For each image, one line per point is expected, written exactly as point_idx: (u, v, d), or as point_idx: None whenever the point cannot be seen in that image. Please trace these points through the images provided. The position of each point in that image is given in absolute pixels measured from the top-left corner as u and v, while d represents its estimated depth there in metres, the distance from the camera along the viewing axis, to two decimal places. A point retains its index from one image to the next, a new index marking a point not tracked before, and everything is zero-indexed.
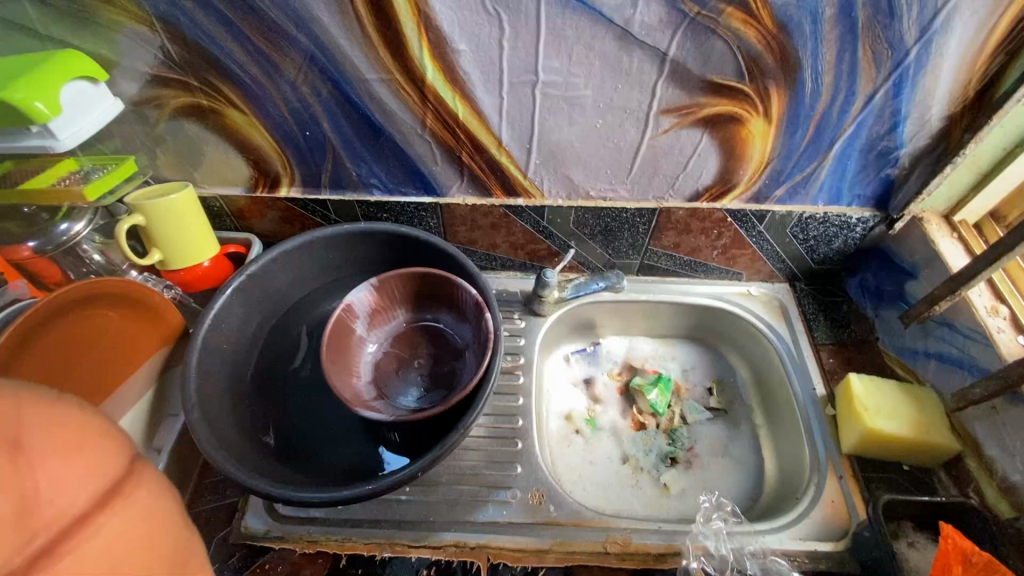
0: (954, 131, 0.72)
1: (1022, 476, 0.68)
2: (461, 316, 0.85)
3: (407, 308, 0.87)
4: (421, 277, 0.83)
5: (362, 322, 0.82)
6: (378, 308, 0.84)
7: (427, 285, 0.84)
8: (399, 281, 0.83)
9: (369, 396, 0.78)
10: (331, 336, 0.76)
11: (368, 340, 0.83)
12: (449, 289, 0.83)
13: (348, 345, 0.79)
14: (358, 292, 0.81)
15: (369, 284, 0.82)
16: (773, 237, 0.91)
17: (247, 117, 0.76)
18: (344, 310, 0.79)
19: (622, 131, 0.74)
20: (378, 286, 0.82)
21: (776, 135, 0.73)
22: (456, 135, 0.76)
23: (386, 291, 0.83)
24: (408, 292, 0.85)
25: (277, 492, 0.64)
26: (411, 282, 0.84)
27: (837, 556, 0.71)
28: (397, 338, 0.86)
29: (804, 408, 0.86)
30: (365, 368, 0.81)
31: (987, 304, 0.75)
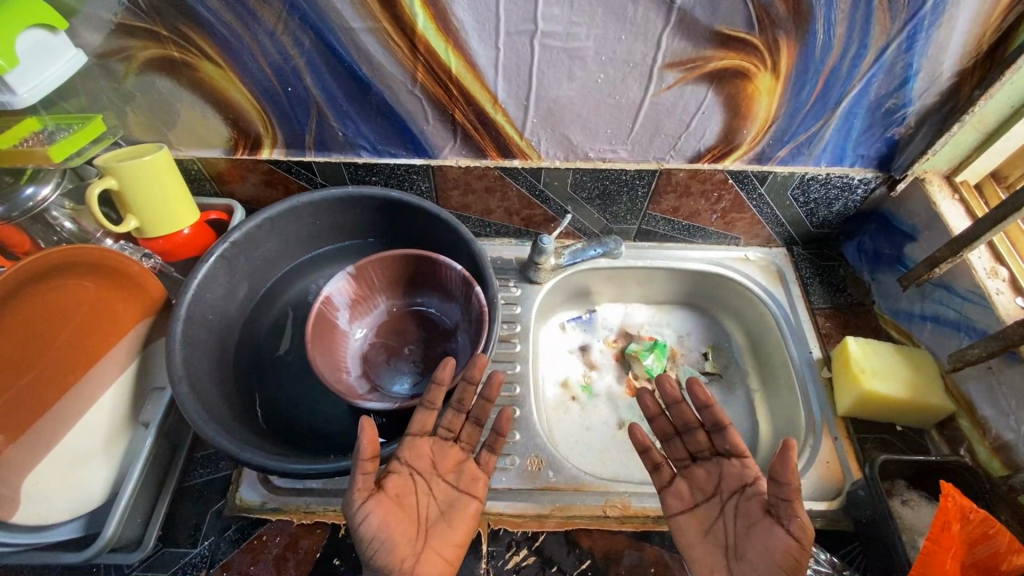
0: (964, 87, 0.70)
1: (1014, 434, 0.69)
2: (446, 296, 0.82)
3: (389, 294, 0.83)
4: (401, 260, 0.80)
5: (343, 313, 0.78)
6: (359, 297, 0.80)
7: (407, 267, 0.81)
8: (377, 267, 0.80)
9: (361, 391, 0.74)
10: (314, 329, 0.73)
11: (353, 331, 0.80)
12: (429, 268, 0.80)
13: (331, 339, 0.76)
14: (334, 285, 0.76)
15: (345, 274, 0.78)
16: (773, 200, 0.89)
17: (223, 71, 0.71)
18: (323, 302, 0.75)
19: (625, 86, 0.71)
20: (355, 275, 0.78)
21: (783, 92, 0.71)
22: (449, 91, 0.72)
23: (365, 279, 0.79)
24: (388, 277, 0.81)
25: (277, 465, 0.64)
26: (390, 267, 0.80)
27: (832, 514, 0.73)
28: (383, 326, 0.83)
29: (800, 372, 0.86)
30: (354, 362, 0.78)
31: (987, 266, 0.75)
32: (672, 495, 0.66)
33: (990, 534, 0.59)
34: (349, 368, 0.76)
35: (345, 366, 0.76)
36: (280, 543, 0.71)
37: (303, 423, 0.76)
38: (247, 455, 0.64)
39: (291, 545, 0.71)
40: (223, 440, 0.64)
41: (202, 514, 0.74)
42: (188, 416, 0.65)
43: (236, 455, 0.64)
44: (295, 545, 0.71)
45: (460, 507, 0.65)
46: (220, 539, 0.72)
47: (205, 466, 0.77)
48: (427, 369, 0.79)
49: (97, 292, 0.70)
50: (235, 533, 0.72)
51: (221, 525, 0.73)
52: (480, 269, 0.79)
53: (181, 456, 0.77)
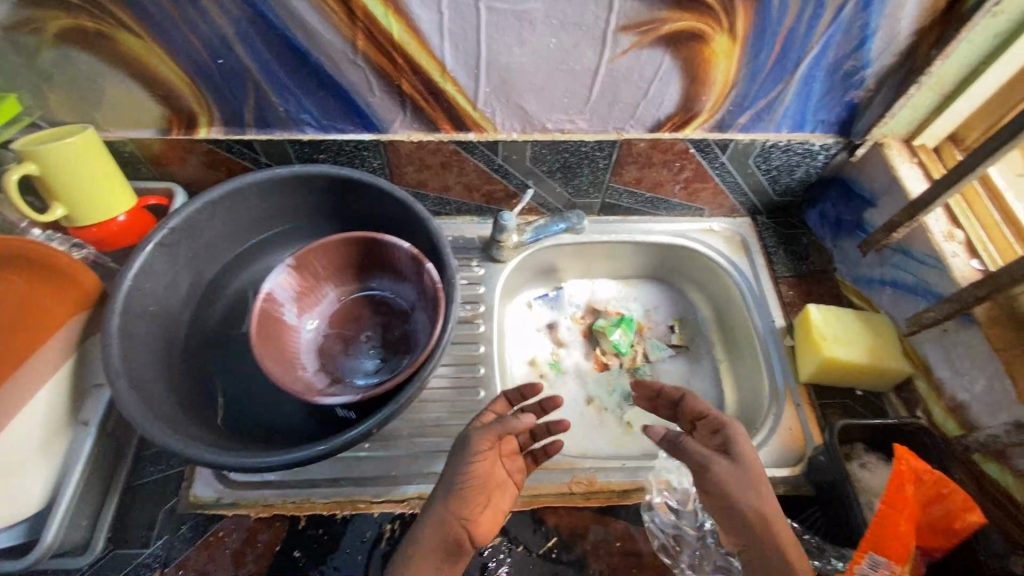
0: (921, 47, 0.69)
1: (968, 394, 0.70)
2: (397, 276, 0.78)
3: (336, 283, 0.79)
4: (343, 245, 0.76)
5: (290, 308, 0.74)
6: (304, 289, 0.76)
7: (351, 251, 0.77)
8: (318, 255, 0.76)
9: (320, 386, 0.71)
10: (258, 328, 0.69)
11: (303, 324, 0.76)
12: (374, 249, 0.77)
13: (281, 336, 0.72)
14: (274, 279, 0.72)
15: (284, 267, 0.74)
16: (735, 168, 0.88)
17: (145, 43, 0.65)
18: (265, 299, 0.71)
19: (578, 51, 0.68)
20: (295, 266, 0.74)
21: (741, 55, 0.68)
22: (393, 60, 0.67)
23: (308, 269, 0.75)
24: (333, 265, 0.78)
25: (227, 460, 0.60)
26: (333, 252, 0.77)
27: (793, 480, 0.74)
28: (336, 314, 0.79)
29: (764, 341, 0.86)
30: (310, 356, 0.74)
31: (943, 229, 0.75)
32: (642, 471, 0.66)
33: (943, 494, 0.60)
34: (304, 364, 0.73)
35: (300, 363, 0.72)
36: (237, 538, 0.69)
37: (257, 415, 0.73)
38: (199, 453, 0.60)
39: (249, 538, 0.69)
40: (167, 437, 0.61)
41: (155, 513, 0.71)
42: (127, 413, 0.61)
43: (180, 451, 0.60)
44: (253, 539, 0.69)
45: (507, 491, 0.65)
46: (175, 537, 0.69)
47: (156, 463, 0.74)
48: (389, 355, 0.77)
49: (21, 288, 0.65)
50: (190, 530, 0.69)
51: (175, 523, 0.70)
52: (437, 248, 0.76)
53: (129, 454, 0.73)
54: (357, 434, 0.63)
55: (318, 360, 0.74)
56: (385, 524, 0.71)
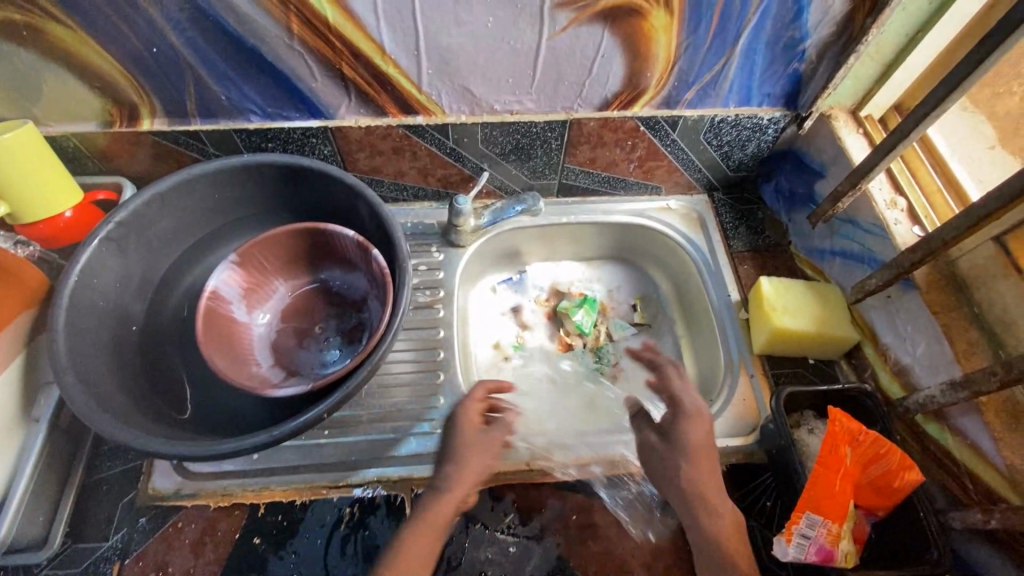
0: (857, 16, 0.69)
1: (911, 358, 0.71)
2: (347, 265, 0.79)
3: (284, 276, 0.79)
4: (289, 238, 0.76)
5: (238, 305, 0.74)
6: (251, 285, 0.76)
7: (298, 244, 0.77)
8: (263, 249, 0.76)
9: (275, 380, 0.71)
10: (204, 328, 0.68)
11: (254, 320, 0.76)
12: (320, 240, 0.77)
13: (230, 334, 0.72)
14: (218, 277, 0.72)
15: (228, 264, 0.73)
16: (687, 144, 0.88)
17: (74, 33, 0.64)
18: (211, 297, 0.71)
19: (518, 30, 0.67)
20: (239, 262, 0.74)
21: (680, 29, 0.69)
22: (331, 44, 0.67)
23: (253, 264, 0.75)
24: (280, 259, 0.78)
25: (176, 450, 0.60)
26: (278, 246, 0.77)
27: (746, 449, 0.76)
28: (288, 308, 0.79)
29: (720, 314, 0.88)
30: (263, 352, 0.74)
31: (887, 197, 0.76)
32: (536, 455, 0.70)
33: (881, 454, 0.62)
34: (258, 361, 0.73)
35: (253, 360, 0.72)
36: (196, 528, 0.69)
37: (213, 407, 0.73)
38: (158, 445, 0.60)
39: (209, 528, 0.70)
40: (118, 430, 0.60)
41: (114, 507, 0.71)
42: (74, 407, 0.60)
43: (127, 442, 0.60)
44: (213, 527, 0.69)
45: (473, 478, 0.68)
46: (134, 530, 0.69)
47: (114, 458, 0.74)
48: (345, 345, 0.77)
49: None
50: (149, 522, 0.70)
51: (134, 516, 0.70)
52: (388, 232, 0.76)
53: (86, 450, 0.73)
54: (308, 418, 0.63)
55: (272, 355, 0.74)
56: (346, 508, 0.71)
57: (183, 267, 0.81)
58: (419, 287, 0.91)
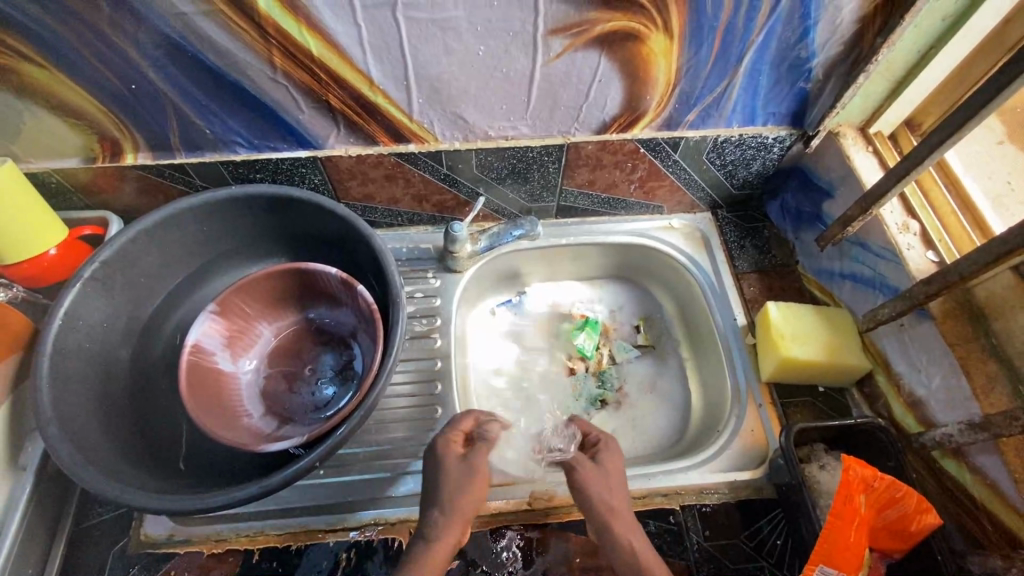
0: (866, 34, 0.66)
1: (926, 390, 0.68)
2: (333, 302, 0.77)
3: (268, 319, 0.77)
4: (271, 279, 0.74)
5: (222, 355, 0.72)
6: (234, 332, 0.73)
7: (281, 284, 0.75)
8: (242, 293, 0.73)
9: (270, 431, 0.69)
10: (188, 385, 0.66)
11: (241, 368, 0.74)
12: (302, 279, 0.75)
13: (217, 387, 0.70)
14: (199, 329, 0.70)
15: (207, 315, 0.71)
16: (689, 164, 0.85)
17: (49, 73, 0.61)
18: (192, 351, 0.68)
19: (510, 57, 0.65)
20: (218, 310, 0.72)
21: (680, 52, 0.66)
22: (317, 75, 0.64)
23: (234, 310, 0.73)
24: (262, 303, 0.76)
25: (163, 505, 0.58)
26: (258, 289, 0.74)
27: (755, 483, 0.73)
28: (274, 351, 0.77)
29: (725, 340, 0.85)
30: (253, 402, 0.72)
31: (899, 220, 0.73)
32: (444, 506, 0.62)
33: (897, 498, 0.59)
34: (249, 412, 0.71)
35: (243, 412, 0.70)
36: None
37: (205, 451, 0.71)
38: (151, 502, 0.58)
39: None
40: (106, 485, 0.58)
41: (106, 555, 0.69)
42: (58, 460, 0.58)
43: (113, 498, 0.58)
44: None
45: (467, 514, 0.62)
46: None
47: (104, 503, 0.72)
48: (338, 384, 0.76)
49: None
50: (141, 571, 0.68)
51: (125, 564, 0.68)
52: (381, 262, 0.74)
53: (76, 496, 0.72)
54: (300, 467, 0.60)
55: (263, 404, 0.73)
56: (343, 553, 0.69)
57: (172, 303, 0.78)
58: (415, 316, 0.88)
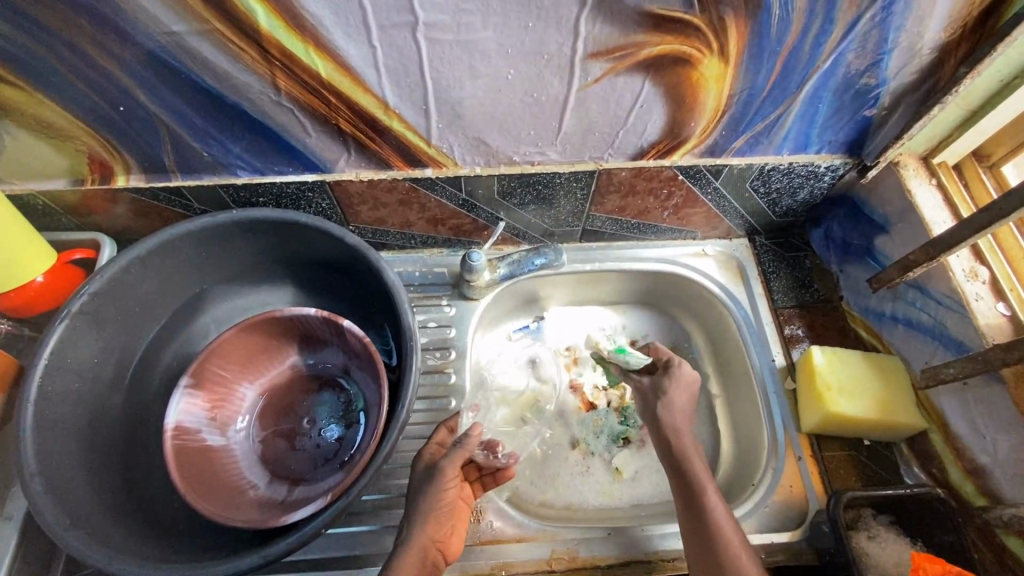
0: (947, 62, 0.58)
1: (990, 458, 0.62)
2: (317, 342, 0.73)
3: (249, 378, 0.71)
4: (250, 329, 0.69)
5: (208, 431, 0.66)
6: (215, 402, 0.68)
7: (259, 335, 0.70)
8: (216, 358, 0.68)
9: (281, 498, 0.65)
10: (180, 472, 0.60)
11: (233, 438, 0.68)
12: (278, 327, 0.70)
13: (211, 466, 0.64)
14: (175, 410, 0.63)
15: (183, 392, 0.65)
16: (730, 192, 0.78)
17: (27, 93, 0.55)
18: (175, 434, 0.62)
19: (543, 82, 0.57)
20: (194, 384, 0.66)
21: (734, 77, 0.58)
22: (326, 99, 0.57)
23: (210, 378, 0.67)
24: (239, 362, 0.70)
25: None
26: (233, 347, 0.69)
27: (793, 547, 0.68)
28: (264, 408, 0.72)
29: (762, 383, 0.79)
30: (254, 470, 0.67)
31: (966, 266, 0.66)
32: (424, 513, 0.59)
33: None
34: (252, 483, 0.66)
35: (245, 485, 0.65)
36: None
37: None
38: (146, 573, 0.53)
39: None
40: (94, 552, 0.54)
41: None
42: (43, 525, 0.53)
43: (102, 567, 0.53)
44: None
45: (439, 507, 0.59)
46: None
47: None
48: (344, 428, 0.71)
49: None
50: None
51: None
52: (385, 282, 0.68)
53: None
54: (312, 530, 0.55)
55: (264, 471, 0.67)
56: None
57: (168, 336, 0.73)
58: (428, 348, 0.82)
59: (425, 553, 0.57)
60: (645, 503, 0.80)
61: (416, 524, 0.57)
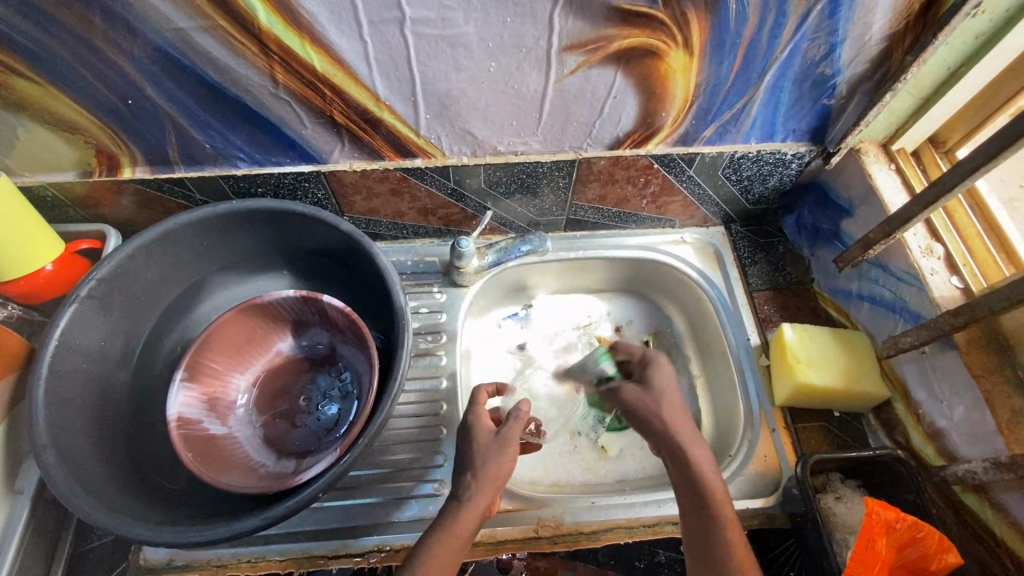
0: (895, 52, 0.63)
1: (948, 421, 0.66)
2: (305, 323, 0.76)
3: (240, 368, 0.74)
4: (239, 316, 0.72)
5: (208, 420, 0.68)
6: (210, 394, 0.70)
7: (249, 322, 0.73)
8: (207, 349, 0.70)
9: (292, 468, 0.68)
10: (191, 457, 0.62)
11: (234, 425, 0.70)
12: (260, 315, 0.73)
13: (219, 452, 0.66)
14: (175, 403, 0.65)
15: (180, 385, 0.66)
16: (703, 179, 0.83)
17: (42, 87, 0.59)
18: (179, 425, 0.64)
19: (522, 74, 0.62)
20: (189, 376, 0.68)
21: (700, 68, 0.63)
22: (321, 92, 0.62)
23: (203, 371, 0.69)
24: (230, 353, 0.72)
25: (168, 539, 0.56)
26: (224, 337, 0.71)
27: (767, 512, 0.71)
28: (260, 394, 0.74)
29: (738, 360, 0.83)
30: (260, 452, 0.70)
31: (922, 244, 0.71)
32: (486, 479, 0.57)
33: (918, 538, 0.58)
34: (261, 463, 0.68)
35: (255, 464, 0.68)
36: None
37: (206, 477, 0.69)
38: (156, 535, 0.56)
39: None
40: (105, 516, 0.57)
41: None
42: (57, 492, 0.57)
43: (111, 530, 0.56)
44: None
45: (498, 473, 0.58)
46: None
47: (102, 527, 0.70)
48: (340, 400, 0.75)
49: None
50: None
51: None
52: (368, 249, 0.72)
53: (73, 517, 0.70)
54: (325, 481, 0.59)
55: (269, 451, 0.70)
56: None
57: (171, 321, 0.76)
58: (420, 332, 0.86)
59: (483, 514, 0.57)
60: (630, 478, 0.83)
61: (475, 487, 0.57)
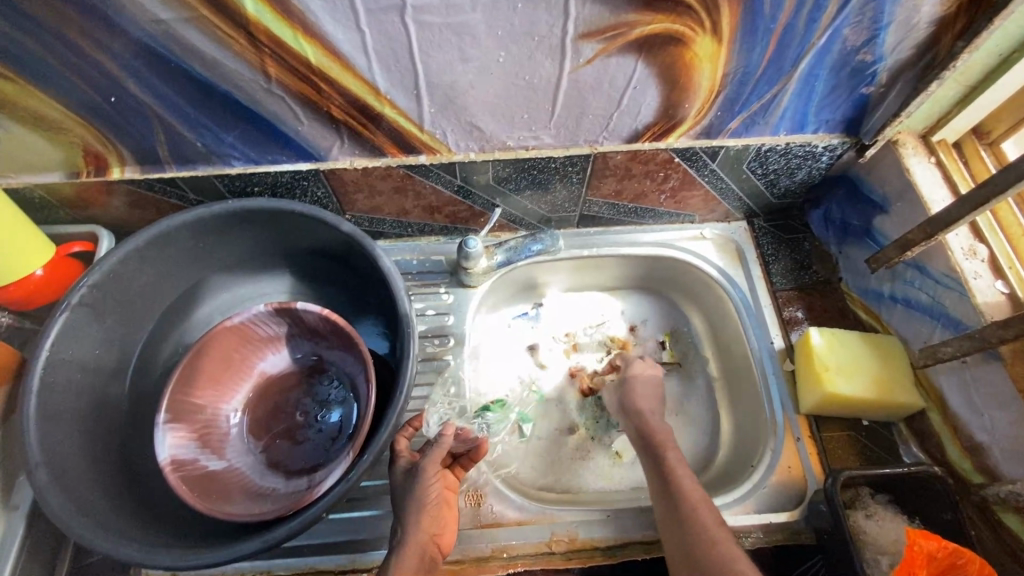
0: (945, 37, 0.57)
1: (988, 436, 0.62)
2: (289, 334, 0.73)
3: (226, 397, 0.70)
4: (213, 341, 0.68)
5: (205, 457, 0.65)
6: (200, 431, 0.66)
7: (229, 343, 0.69)
8: (184, 387, 0.66)
9: (303, 485, 0.65)
10: (195, 497, 0.59)
11: (233, 456, 0.67)
12: (238, 334, 0.70)
13: (223, 486, 0.63)
14: (163, 448, 0.61)
15: (164, 428, 0.63)
16: (727, 174, 0.78)
17: (18, 86, 0.55)
18: (174, 469, 0.61)
19: (534, 64, 0.57)
20: (172, 417, 0.64)
21: (728, 56, 0.57)
22: (315, 86, 0.57)
23: (186, 410, 0.65)
24: (211, 384, 0.68)
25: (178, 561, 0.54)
26: (203, 367, 0.68)
27: (791, 526, 0.68)
28: (254, 417, 0.71)
29: (761, 364, 0.79)
30: (265, 477, 0.67)
31: (964, 244, 0.66)
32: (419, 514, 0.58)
33: (958, 565, 0.55)
34: (270, 487, 0.66)
35: (265, 490, 0.65)
36: None
37: None
38: (159, 557, 0.54)
39: None
40: (101, 539, 0.55)
41: None
42: (51, 513, 0.55)
43: (109, 552, 0.54)
44: None
45: (430, 506, 0.59)
46: None
47: None
48: (338, 408, 0.72)
49: None
50: None
51: None
52: (366, 247, 0.68)
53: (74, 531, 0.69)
54: (341, 489, 0.57)
55: (276, 473, 0.68)
56: None
57: (169, 327, 0.73)
58: (426, 335, 0.83)
59: (424, 547, 0.57)
60: (645, 486, 0.80)
61: (410, 523, 0.57)
